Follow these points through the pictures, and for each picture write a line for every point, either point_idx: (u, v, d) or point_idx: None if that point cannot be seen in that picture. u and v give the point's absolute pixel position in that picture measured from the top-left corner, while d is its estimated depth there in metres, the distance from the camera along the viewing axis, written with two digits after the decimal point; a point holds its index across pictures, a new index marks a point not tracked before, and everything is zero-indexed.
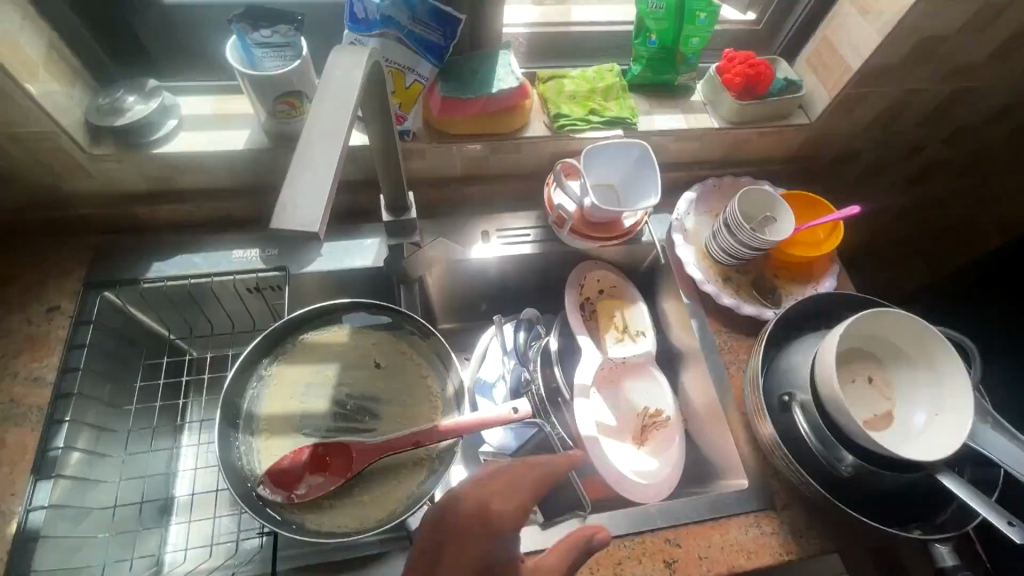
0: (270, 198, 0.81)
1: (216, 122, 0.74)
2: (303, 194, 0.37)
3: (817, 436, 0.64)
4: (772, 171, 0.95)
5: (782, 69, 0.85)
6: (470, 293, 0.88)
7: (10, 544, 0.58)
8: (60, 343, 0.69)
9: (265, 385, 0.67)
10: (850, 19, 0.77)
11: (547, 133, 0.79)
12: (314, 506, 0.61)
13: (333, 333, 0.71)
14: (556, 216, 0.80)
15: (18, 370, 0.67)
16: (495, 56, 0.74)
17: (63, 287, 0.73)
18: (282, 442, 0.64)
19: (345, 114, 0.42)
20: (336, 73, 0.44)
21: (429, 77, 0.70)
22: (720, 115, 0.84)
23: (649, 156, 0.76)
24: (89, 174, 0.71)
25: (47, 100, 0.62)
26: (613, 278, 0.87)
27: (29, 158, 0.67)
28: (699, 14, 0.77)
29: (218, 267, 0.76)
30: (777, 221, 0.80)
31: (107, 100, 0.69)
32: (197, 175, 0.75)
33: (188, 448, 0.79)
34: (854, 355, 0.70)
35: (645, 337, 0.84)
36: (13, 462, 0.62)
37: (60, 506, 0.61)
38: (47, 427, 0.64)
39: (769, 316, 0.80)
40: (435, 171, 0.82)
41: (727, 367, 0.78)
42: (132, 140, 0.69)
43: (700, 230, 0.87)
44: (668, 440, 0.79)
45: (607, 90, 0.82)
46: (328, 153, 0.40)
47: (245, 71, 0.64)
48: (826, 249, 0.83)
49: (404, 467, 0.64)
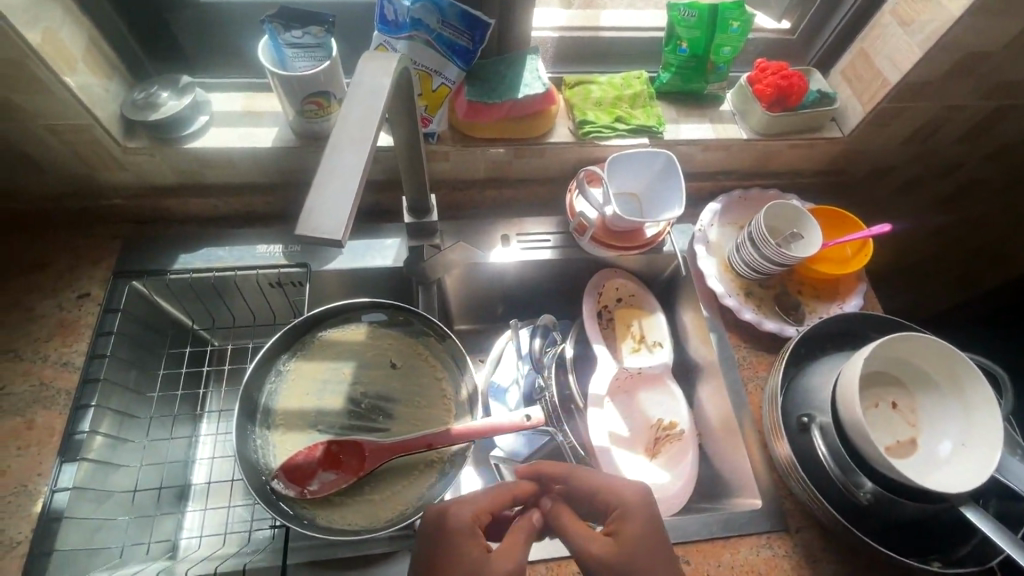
0: (295, 194, 0.82)
1: (245, 119, 0.75)
2: (328, 201, 0.38)
3: (835, 460, 0.62)
4: (800, 183, 0.93)
5: (816, 80, 0.83)
6: (488, 296, 0.88)
7: (36, 522, 0.60)
8: (88, 330, 0.72)
9: (283, 380, 0.68)
10: (889, 30, 0.74)
11: (571, 139, 0.78)
12: (324, 502, 0.62)
13: (350, 331, 0.72)
14: (578, 223, 0.79)
15: (49, 355, 0.70)
16: (522, 61, 0.74)
17: (94, 274, 0.75)
18: (297, 437, 0.65)
19: (372, 120, 0.42)
20: (364, 79, 0.44)
21: (456, 81, 0.71)
22: (749, 127, 0.83)
23: (675, 166, 0.74)
24: (123, 167, 0.73)
25: (83, 92, 0.64)
26: (632, 287, 0.86)
27: (66, 149, 0.69)
28: (732, 22, 0.75)
29: (242, 261, 0.78)
30: (804, 235, 0.78)
31: (142, 95, 0.70)
32: (226, 171, 0.76)
33: (206, 437, 0.81)
34: (877, 379, 0.68)
35: (662, 348, 0.83)
36: (41, 443, 0.65)
37: (83, 487, 0.63)
38: (73, 411, 0.66)
39: (791, 333, 0.79)
40: (458, 175, 0.82)
41: (745, 383, 0.77)
42: (165, 135, 0.70)
43: (723, 242, 0.86)
44: (681, 453, 0.77)
45: (634, 97, 0.81)
46: (354, 160, 0.40)
47: (276, 70, 0.65)
48: (853, 268, 0.81)
49: (414, 469, 0.64)
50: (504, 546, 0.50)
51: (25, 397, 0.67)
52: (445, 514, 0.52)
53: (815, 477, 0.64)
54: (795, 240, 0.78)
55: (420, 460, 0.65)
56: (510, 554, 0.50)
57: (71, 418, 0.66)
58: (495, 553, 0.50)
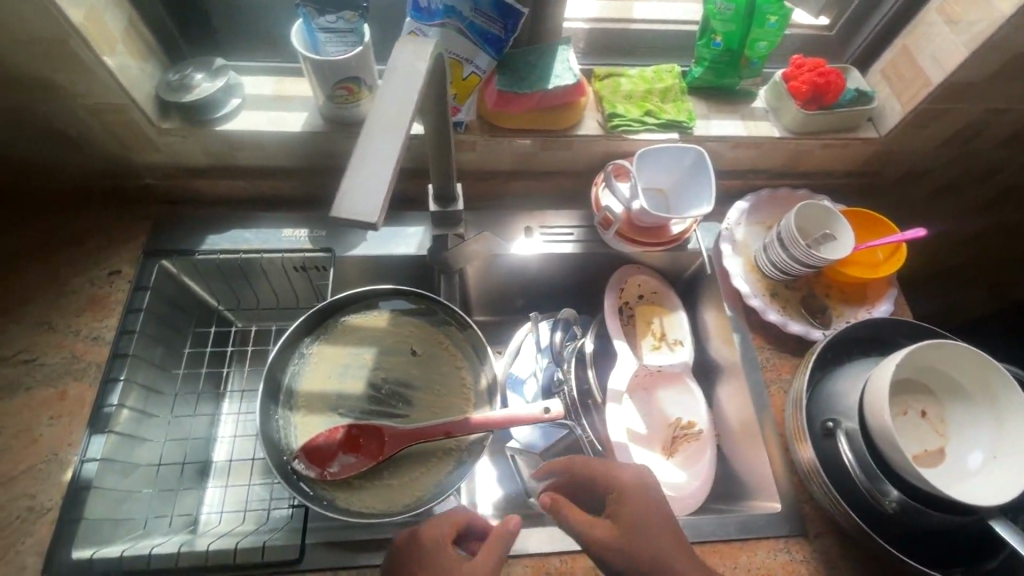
0: (321, 179, 0.82)
1: (275, 103, 0.75)
2: (364, 184, 0.38)
3: (861, 466, 0.61)
4: (830, 184, 0.91)
5: (853, 78, 0.81)
6: (508, 288, 0.87)
7: (66, 490, 0.62)
8: (118, 306, 0.73)
9: (306, 362, 0.69)
10: (934, 28, 0.72)
11: (599, 132, 0.77)
12: (343, 485, 0.62)
13: (372, 318, 0.72)
14: (602, 217, 0.77)
15: (81, 329, 0.71)
16: (554, 51, 0.73)
17: (125, 252, 0.77)
18: (318, 420, 0.66)
19: (407, 104, 0.42)
20: (401, 64, 0.44)
21: (487, 69, 0.70)
22: (782, 124, 0.81)
23: (705, 162, 0.73)
24: (156, 147, 0.74)
25: (121, 72, 0.65)
26: (654, 284, 0.85)
27: (102, 128, 0.70)
28: (770, 17, 0.74)
29: (268, 245, 0.78)
30: (836, 236, 0.76)
31: (177, 76, 0.71)
32: (255, 154, 0.77)
33: (228, 416, 0.82)
34: (908, 386, 0.66)
35: (683, 346, 0.82)
36: (72, 414, 0.66)
37: (110, 459, 0.65)
38: (102, 384, 0.68)
39: (817, 336, 0.77)
40: (484, 165, 0.81)
41: (767, 385, 0.76)
42: (198, 117, 0.71)
43: (749, 241, 0.85)
44: (699, 451, 0.76)
45: (665, 91, 0.80)
46: (390, 144, 0.40)
47: (308, 54, 0.65)
48: (884, 272, 0.79)
49: (432, 456, 0.65)
50: (480, 555, 0.51)
51: (57, 368, 0.69)
52: (415, 532, 0.54)
53: (837, 482, 0.63)
54: (827, 241, 0.76)
55: (439, 446, 0.65)
56: (488, 562, 0.50)
57: (100, 391, 0.68)
58: (472, 563, 0.50)
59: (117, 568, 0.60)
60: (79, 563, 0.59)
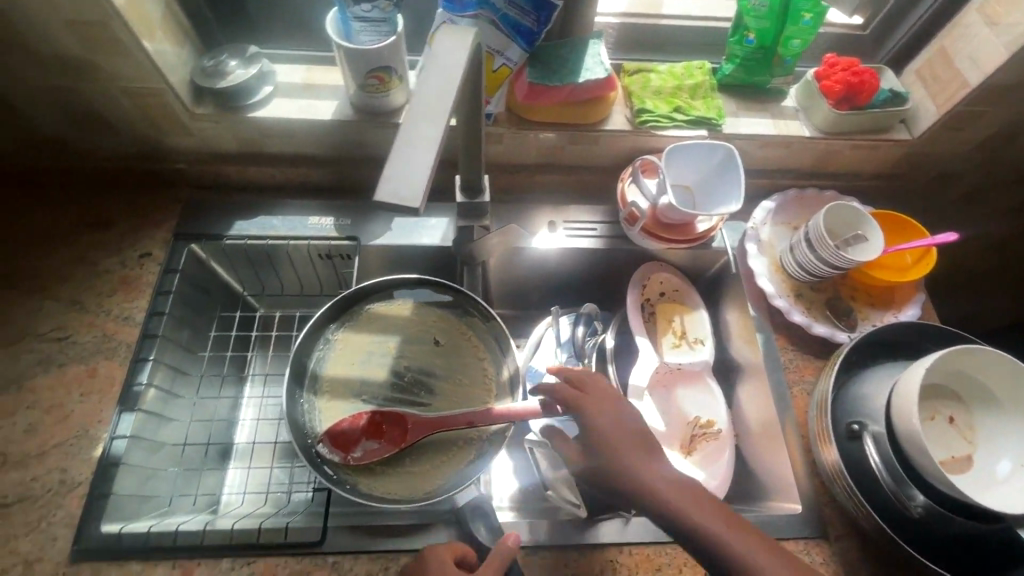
0: (348, 168, 0.83)
1: (306, 92, 0.76)
2: (407, 168, 0.38)
3: (887, 470, 0.61)
4: (858, 186, 0.90)
5: (887, 78, 0.80)
6: (529, 281, 0.87)
7: (96, 465, 0.64)
8: (148, 288, 0.75)
9: (331, 348, 0.70)
10: (973, 29, 0.71)
11: (627, 127, 0.77)
12: (365, 470, 0.63)
13: (396, 306, 0.73)
14: (629, 213, 0.77)
15: (112, 308, 0.73)
16: (585, 44, 0.73)
17: (155, 235, 0.78)
18: (342, 405, 0.67)
19: (450, 92, 0.43)
20: (442, 49, 0.45)
21: (518, 61, 0.70)
22: (812, 124, 0.80)
23: (734, 159, 0.73)
24: (188, 132, 0.75)
25: (159, 56, 0.66)
26: (675, 282, 0.85)
27: (138, 111, 0.71)
28: (805, 14, 0.73)
29: (295, 231, 0.79)
30: (867, 238, 0.75)
31: (212, 63, 0.72)
32: (285, 141, 0.78)
33: (250, 399, 0.83)
34: (935, 391, 0.65)
35: (703, 346, 0.82)
36: (102, 391, 0.68)
37: (139, 437, 0.67)
38: (132, 363, 0.69)
39: (842, 338, 0.77)
40: (510, 158, 0.81)
41: (790, 386, 0.76)
42: (232, 103, 0.72)
43: (775, 241, 0.84)
44: (717, 451, 0.75)
45: (695, 88, 0.79)
46: (432, 130, 0.40)
47: (342, 42, 0.66)
48: (913, 276, 0.78)
49: (454, 445, 0.65)
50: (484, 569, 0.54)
51: (88, 346, 0.70)
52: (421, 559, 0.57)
53: (862, 486, 0.62)
54: (856, 242, 0.75)
55: (461, 436, 0.66)
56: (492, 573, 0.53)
57: (130, 370, 0.69)
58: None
59: (144, 544, 0.60)
60: (109, 537, 0.60)
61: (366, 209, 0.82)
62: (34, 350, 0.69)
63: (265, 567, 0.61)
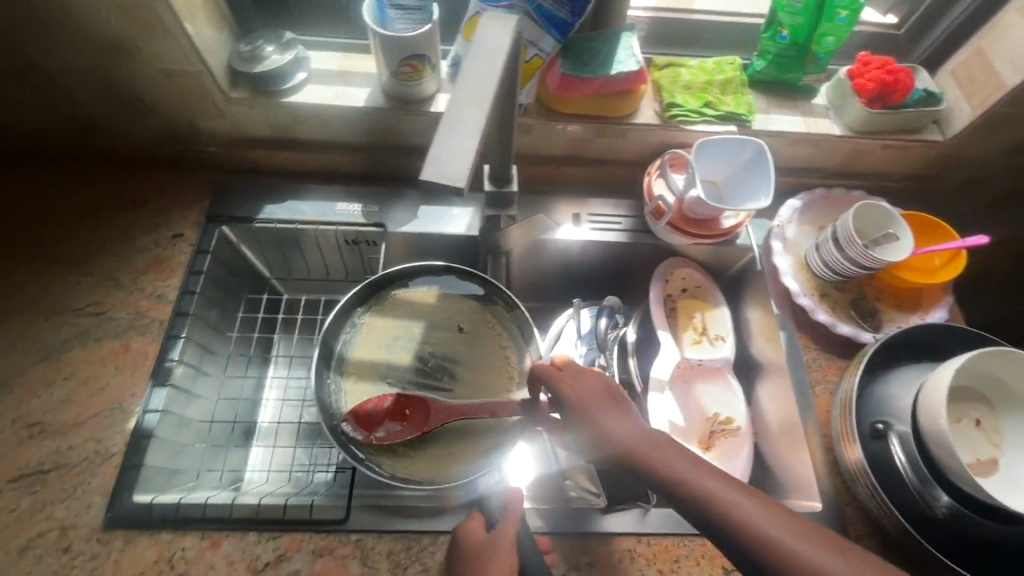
0: (376, 156, 0.84)
1: (339, 78, 0.77)
2: (453, 149, 0.40)
3: (913, 470, 0.61)
4: (887, 187, 0.89)
5: (922, 78, 0.79)
6: (552, 273, 0.88)
7: (129, 437, 0.66)
8: (180, 267, 0.76)
9: (357, 332, 0.71)
10: (1013, 29, 0.70)
11: (656, 121, 0.77)
12: (389, 453, 0.64)
13: (422, 293, 0.74)
14: (655, 207, 0.77)
15: (145, 286, 0.75)
16: (617, 37, 0.73)
17: (187, 217, 0.80)
18: (368, 387, 0.68)
19: (492, 78, 0.44)
20: (485, 36, 0.46)
21: (551, 52, 0.70)
22: (843, 122, 0.79)
23: (764, 156, 0.72)
24: (223, 116, 0.77)
25: (199, 40, 0.67)
26: (698, 278, 0.85)
27: (176, 94, 0.73)
28: (840, 11, 0.73)
29: (323, 217, 0.80)
30: (896, 236, 0.75)
31: (249, 48, 0.73)
32: (316, 127, 0.79)
33: (274, 380, 0.85)
34: (963, 394, 0.65)
35: (724, 342, 0.81)
36: (135, 366, 0.70)
37: (170, 412, 0.68)
38: (165, 340, 0.71)
39: (867, 339, 0.76)
40: (537, 149, 0.82)
41: (812, 385, 0.75)
42: (267, 88, 0.73)
43: (801, 240, 0.84)
44: (736, 449, 0.75)
45: (725, 83, 0.79)
46: (475, 115, 0.42)
47: (377, 30, 0.67)
48: (940, 278, 0.78)
49: (477, 432, 0.66)
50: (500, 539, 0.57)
51: (122, 323, 0.72)
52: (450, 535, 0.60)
53: (885, 486, 0.62)
54: (886, 242, 0.75)
55: (481, 423, 0.67)
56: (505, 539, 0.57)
57: (163, 346, 0.71)
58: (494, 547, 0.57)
59: (174, 515, 0.62)
60: (141, 506, 0.62)
61: (393, 197, 0.84)
62: (71, 324, 0.71)
63: (291, 542, 0.62)
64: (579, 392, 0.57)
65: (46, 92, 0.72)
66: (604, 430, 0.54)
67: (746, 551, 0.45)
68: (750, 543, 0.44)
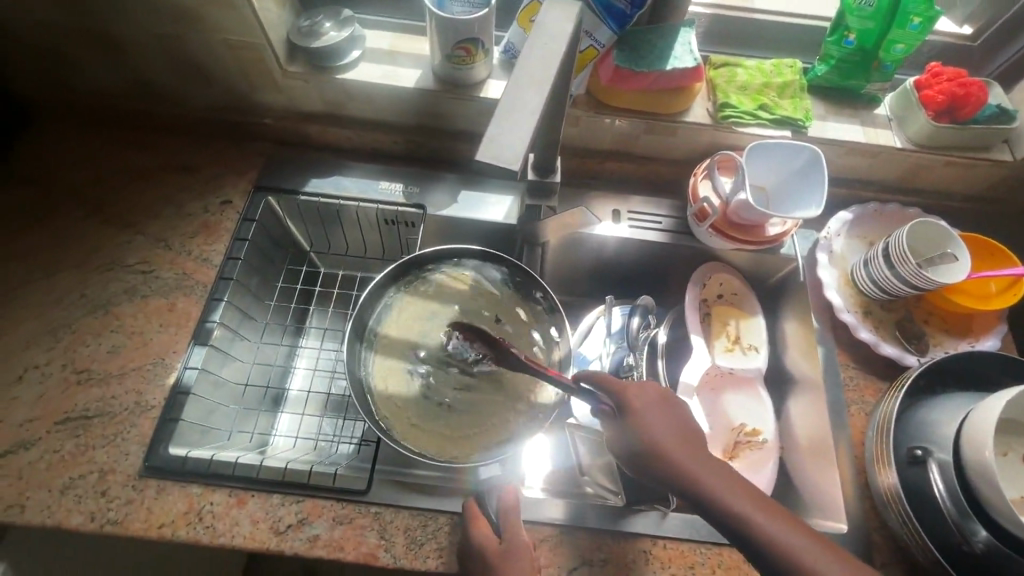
0: (421, 138, 0.85)
1: (391, 59, 0.78)
2: (510, 130, 0.40)
3: (953, 503, 0.59)
4: (946, 207, 0.85)
5: (996, 94, 0.75)
6: (586, 268, 0.87)
7: (169, 392, 0.68)
8: (226, 233, 0.79)
9: (392, 307, 0.71)
10: None
11: (707, 121, 0.75)
12: (405, 422, 0.65)
13: (458, 278, 0.73)
14: (699, 209, 0.76)
15: (192, 249, 0.77)
16: (675, 32, 0.72)
17: (236, 185, 0.82)
18: (395, 362, 0.68)
19: (552, 61, 0.44)
20: (549, 20, 0.46)
21: (606, 44, 0.69)
22: (905, 135, 0.76)
23: (819, 163, 0.70)
24: (278, 89, 0.78)
25: (263, 13, 0.69)
26: (735, 285, 0.83)
27: (235, 65, 0.75)
28: (914, 18, 0.68)
29: (365, 194, 0.81)
30: (954, 257, 0.72)
31: (308, 23, 0.75)
32: (366, 105, 0.80)
33: (306, 350, 0.86)
34: (1013, 428, 0.62)
35: (757, 353, 0.79)
36: (179, 324, 0.72)
37: (207, 371, 0.71)
38: (208, 302, 0.73)
39: (910, 362, 0.73)
40: (583, 141, 0.81)
41: (849, 405, 0.73)
42: (323, 64, 0.75)
43: (847, 254, 0.81)
44: (759, 462, 0.73)
45: (783, 86, 0.76)
46: (531, 99, 0.42)
47: (434, 11, 0.67)
48: (996, 305, 0.74)
49: (497, 414, 0.66)
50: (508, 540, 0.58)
51: (169, 282, 0.75)
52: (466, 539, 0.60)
53: (920, 514, 0.60)
54: (942, 261, 0.73)
55: (531, 380, 0.68)
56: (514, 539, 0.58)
57: (206, 307, 0.73)
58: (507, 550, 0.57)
59: (206, 469, 0.64)
60: (176, 459, 0.65)
61: (434, 179, 0.84)
62: (121, 280, 0.74)
63: (312, 507, 0.64)
64: (642, 399, 0.53)
65: (115, 55, 0.75)
66: (647, 425, 0.51)
67: (773, 564, 0.44)
68: (777, 557, 0.44)
